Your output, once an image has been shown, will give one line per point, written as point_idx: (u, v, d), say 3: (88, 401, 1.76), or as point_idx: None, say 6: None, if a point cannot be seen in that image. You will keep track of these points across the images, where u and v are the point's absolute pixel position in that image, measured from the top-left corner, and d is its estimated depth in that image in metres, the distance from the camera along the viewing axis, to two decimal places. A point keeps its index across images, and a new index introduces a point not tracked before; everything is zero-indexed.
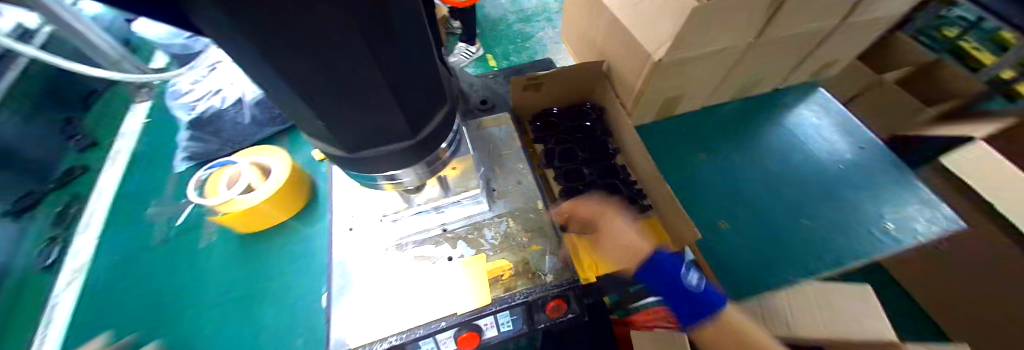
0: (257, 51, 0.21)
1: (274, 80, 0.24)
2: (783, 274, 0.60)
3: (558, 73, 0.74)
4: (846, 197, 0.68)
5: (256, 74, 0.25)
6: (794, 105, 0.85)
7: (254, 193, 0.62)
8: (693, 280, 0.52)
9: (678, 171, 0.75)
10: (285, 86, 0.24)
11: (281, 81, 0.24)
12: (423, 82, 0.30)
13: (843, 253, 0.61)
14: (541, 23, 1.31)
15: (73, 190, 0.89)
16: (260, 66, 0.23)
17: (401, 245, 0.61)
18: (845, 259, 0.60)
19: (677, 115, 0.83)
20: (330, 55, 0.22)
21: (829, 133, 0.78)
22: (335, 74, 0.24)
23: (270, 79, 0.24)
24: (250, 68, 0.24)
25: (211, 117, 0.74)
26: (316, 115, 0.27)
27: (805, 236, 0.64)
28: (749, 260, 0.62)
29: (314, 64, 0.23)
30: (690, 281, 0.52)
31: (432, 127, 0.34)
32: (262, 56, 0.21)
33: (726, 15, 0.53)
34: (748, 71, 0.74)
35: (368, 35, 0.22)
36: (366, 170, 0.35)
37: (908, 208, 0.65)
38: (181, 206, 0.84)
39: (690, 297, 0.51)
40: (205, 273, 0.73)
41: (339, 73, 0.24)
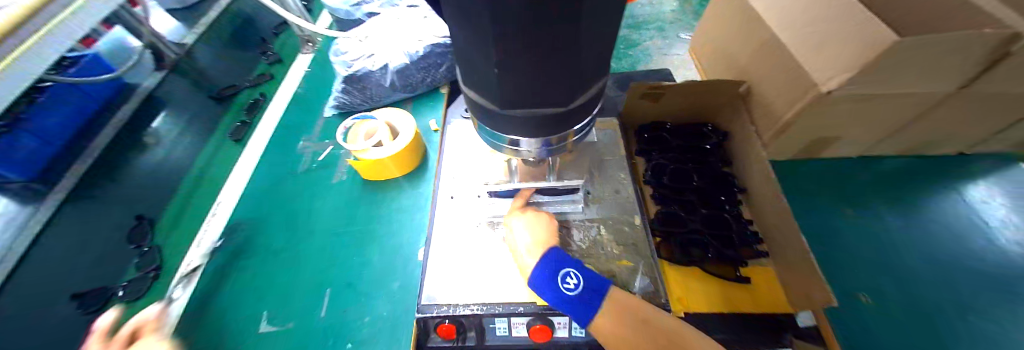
0: (484, 12, 0.24)
1: (478, 35, 0.26)
2: None
3: (689, 87, 0.69)
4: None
5: (464, 30, 0.27)
6: (981, 174, 0.68)
7: (381, 148, 0.69)
8: (573, 283, 0.49)
9: (811, 220, 0.65)
10: (487, 39, 0.26)
11: (488, 36, 0.26)
12: (593, 56, 0.30)
13: None
14: (651, 32, 1.24)
15: (261, 91, 1.09)
16: (471, 12, 0.24)
17: (494, 223, 0.64)
18: None
19: (817, 158, 0.72)
20: (544, 19, 0.23)
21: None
22: (536, 37, 0.25)
23: (472, 23, 0.26)
24: (461, 23, 0.27)
25: (360, 77, 0.84)
26: (496, 67, 0.29)
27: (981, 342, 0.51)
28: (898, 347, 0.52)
29: (524, 24, 0.24)
30: (567, 286, 0.49)
31: (584, 98, 0.34)
32: (482, 2, 0.23)
33: (939, 53, 0.44)
34: (932, 126, 0.61)
35: (581, 1, 0.23)
36: (504, 129, 0.37)
37: None
38: (324, 145, 0.90)
39: (576, 302, 0.48)
40: (330, 204, 0.77)
41: (536, 30, 0.25)
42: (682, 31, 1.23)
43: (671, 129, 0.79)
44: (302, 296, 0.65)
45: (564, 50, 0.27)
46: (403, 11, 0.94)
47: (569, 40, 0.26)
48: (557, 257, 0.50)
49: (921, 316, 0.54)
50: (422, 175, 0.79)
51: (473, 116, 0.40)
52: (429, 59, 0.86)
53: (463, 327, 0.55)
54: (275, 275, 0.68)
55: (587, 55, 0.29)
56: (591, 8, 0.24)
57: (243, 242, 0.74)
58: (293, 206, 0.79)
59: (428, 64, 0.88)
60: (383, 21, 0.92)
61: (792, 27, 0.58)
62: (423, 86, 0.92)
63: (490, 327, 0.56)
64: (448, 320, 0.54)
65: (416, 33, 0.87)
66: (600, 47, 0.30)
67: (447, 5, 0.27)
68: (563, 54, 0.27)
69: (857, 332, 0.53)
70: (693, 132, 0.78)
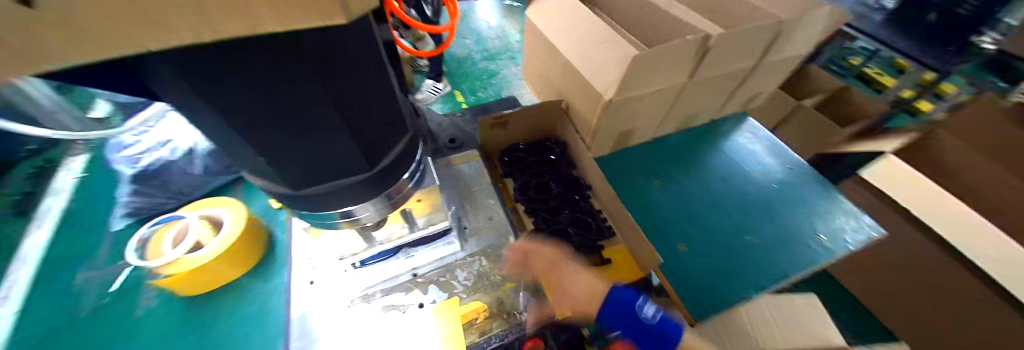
0: (216, 101, 0.23)
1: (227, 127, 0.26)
2: (740, 288, 0.65)
3: (523, 112, 0.78)
4: (785, 215, 0.76)
5: (213, 125, 0.26)
6: (730, 131, 0.94)
7: (204, 249, 0.58)
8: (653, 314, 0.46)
9: (636, 196, 0.80)
10: (240, 129, 0.26)
11: (237, 125, 0.26)
12: (376, 122, 0.31)
13: (789, 266, 0.68)
14: (505, 61, 1.36)
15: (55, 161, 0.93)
16: (206, 113, 0.24)
17: (366, 295, 0.58)
18: (791, 270, 0.67)
19: (630, 146, 0.89)
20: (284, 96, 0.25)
21: (767, 157, 0.88)
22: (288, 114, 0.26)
23: (217, 123, 0.25)
24: (207, 121, 0.26)
25: (155, 171, 0.71)
26: (260, 151, 0.28)
27: (755, 250, 0.70)
28: (702, 272, 0.67)
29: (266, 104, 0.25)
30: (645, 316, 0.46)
31: (390, 160, 0.35)
32: (217, 101, 0.23)
33: (662, 59, 0.60)
34: (689, 105, 0.82)
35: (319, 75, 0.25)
36: (315, 208, 0.36)
37: (831, 219, 0.75)
38: (118, 268, 0.74)
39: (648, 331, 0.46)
40: (128, 349, 0.63)
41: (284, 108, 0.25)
42: None
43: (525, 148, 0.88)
44: None
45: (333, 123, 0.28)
46: None
47: (330, 116, 0.28)
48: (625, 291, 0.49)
49: (723, 248, 0.70)
50: (274, 265, 0.70)
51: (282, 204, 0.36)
52: None
53: None
54: None
55: (366, 123, 0.31)
56: (336, 84, 0.26)
57: None
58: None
59: None
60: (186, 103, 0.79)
61: (577, 54, 0.71)
62: None
63: None
64: None
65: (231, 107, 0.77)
66: (378, 111, 0.31)
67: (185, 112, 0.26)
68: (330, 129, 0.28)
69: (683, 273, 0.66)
70: (541, 147, 0.87)
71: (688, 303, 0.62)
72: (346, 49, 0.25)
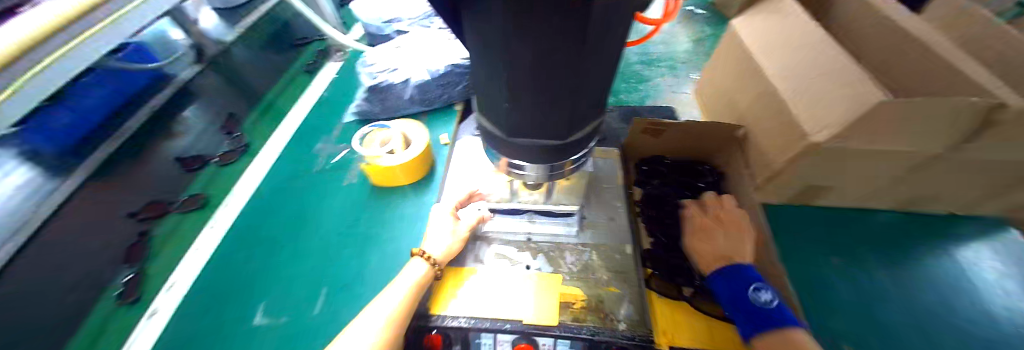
0: (500, 41, 0.27)
1: (492, 64, 0.30)
2: None
3: (688, 127, 0.72)
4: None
5: (481, 61, 0.31)
6: (986, 241, 0.68)
7: (394, 156, 0.73)
8: (765, 298, 0.51)
9: (806, 271, 0.66)
10: (501, 71, 0.30)
11: (502, 68, 0.30)
12: (591, 94, 0.33)
13: None
14: (662, 69, 1.26)
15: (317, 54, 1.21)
16: (488, 50, 0.29)
17: (490, 237, 0.66)
18: None
19: (810, 207, 0.74)
20: (552, 53, 0.27)
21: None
22: (542, 69, 0.28)
23: (491, 63, 0.30)
24: (484, 57, 0.31)
25: (381, 89, 0.90)
26: (506, 99, 0.33)
27: None
28: None
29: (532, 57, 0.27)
30: (759, 298, 0.51)
31: (582, 136, 0.38)
32: (499, 42, 0.27)
33: (923, 119, 0.47)
34: (923, 186, 0.63)
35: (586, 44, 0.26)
36: (508, 154, 0.41)
37: None
38: (338, 148, 0.93)
39: (760, 311, 0.50)
40: (324, 208, 0.79)
41: (541, 64, 0.28)
42: (691, 71, 1.25)
43: (670, 163, 0.81)
44: (299, 294, 0.66)
45: (567, 92, 0.31)
46: (431, 32, 1.01)
47: (567, 85, 0.30)
48: (747, 273, 0.54)
49: None
50: (427, 183, 0.81)
51: (484, 141, 0.44)
52: (449, 77, 0.91)
53: (450, 339, 0.54)
54: (276, 268, 0.70)
55: (586, 95, 0.33)
56: (592, 54, 0.28)
57: (253, 245, 0.74)
58: (287, 212, 0.79)
59: (447, 81, 0.92)
60: (407, 39, 0.98)
61: (787, 81, 0.61)
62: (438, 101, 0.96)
63: (476, 343, 0.55)
64: (437, 330, 0.54)
65: (449, 52, 0.92)
66: (597, 84, 0.33)
67: (471, 44, 0.31)
68: (563, 92, 0.31)
69: None
70: (692, 171, 0.79)
71: None
72: (614, 23, 0.26)
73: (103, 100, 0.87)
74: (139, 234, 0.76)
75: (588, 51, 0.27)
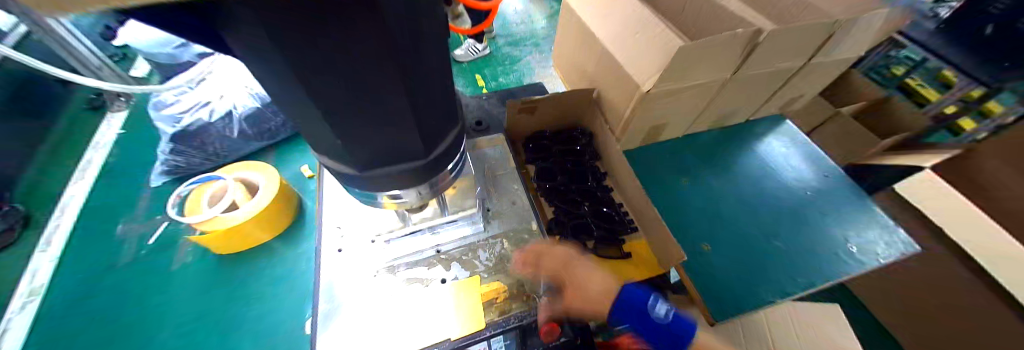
0: (291, 61, 0.22)
1: (305, 101, 0.26)
2: (763, 294, 0.63)
3: (554, 97, 0.76)
4: (817, 223, 0.72)
5: (291, 99, 0.26)
6: (763, 132, 0.91)
7: (241, 208, 0.60)
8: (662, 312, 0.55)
9: (661, 192, 0.79)
10: (314, 101, 0.26)
11: (312, 97, 0.25)
12: (434, 102, 0.31)
13: (819, 276, 0.65)
14: (528, 48, 1.32)
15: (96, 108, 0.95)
16: (288, 82, 0.24)
17: (393, 267, 0.60)
18: (820, 280, 0.65)
19: (661, 141, 0.87)
20: (359, 59, 0.23)
21: (801, 162, 0.84)
22: (357, 78, 0.25)
23: (302, 97, 0.25)
24: (293, 97, 0.26)
25: (196, 131, 0.72)
26: (335, 132, 0.28)
27: (778, 255, 0.68)
28: (730, 278, 0.65)
29: (334, 66, 0.23)
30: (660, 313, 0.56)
31: (445, 146, 0.36)
32: (292, 68, 0.23)
33: (707, 56, 0.58)
34: (725, 105, 0.80)
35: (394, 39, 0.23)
36: (375, 188, 0.36)
37: (868, 231, 0.70)
38: (152, 225, 0.87)
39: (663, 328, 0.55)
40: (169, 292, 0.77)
41: (356, 76, 0.24)
42: (550, 44, 1.33)
43: (549, 135, 0.86)
44: None
45: (400, 105, 0.28)
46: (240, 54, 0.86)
47: (396, 95, 0.27)
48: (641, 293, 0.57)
49: (745, 251, 0.69)
50: (303, 228, 0.70)
51: (342, 183, 0.38)
52: None
53: None
54: None
55: (424, 98, 0.30)
56: (407, 53, 0.25)
57: None
58: None
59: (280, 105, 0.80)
60: (219, 66, 0.81)
61: (613, 42, 0.70)
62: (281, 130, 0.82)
63: None
64: None
65: None
66: (433, 90, 0.30)
67: (269, 84, 0.26)
68: (397, 105, 0.28)
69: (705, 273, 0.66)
70: (567, 137, 0.86)
71: (705, 301, 0.62)
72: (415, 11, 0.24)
73: None
74: None
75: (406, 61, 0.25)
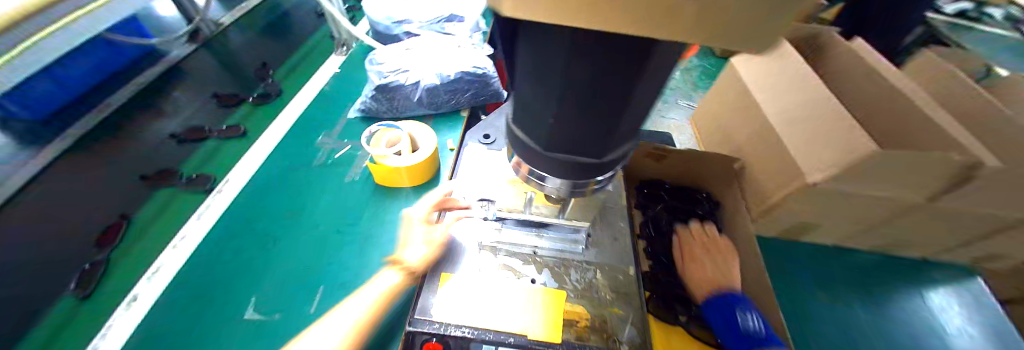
0: (564, 60, 0.27)
1: (547, 85, 0.31)
2: None
3: (688, 154, 0.75)
4: None
5: (534, 80, 0.32)
6: (941, 281, 0.75)
7: (402, 158, 0.73)
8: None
9: (785, 294, 0.70)
10: (553, 89, 0.31)
11: (555, 85, 0.30)
12: (633, 115, 0.34)
13: None
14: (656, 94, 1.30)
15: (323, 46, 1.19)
16: (546, 68, 0.30)
17: (495, 248, 0.66)
18: None
19: (798, 241, 0.78)
20: (615, 74, 0.27)
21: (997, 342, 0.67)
22: (600, 88, 0.29)
23: (547, 81, 0.31)
24: (537, 79, 0.32)
25: (391, 89, 0.89)
26: (551, 114, 0.34)
27: None
28: None
29: (593, 76, 0.28)
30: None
31: (615, 156, 0.39)
32: (560, 63, 0.28)
33: (905, 169, 0.51)
34: (897, 230, 0.68)
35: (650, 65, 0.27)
36: (539, 167, 0.42)
37: None
38: (342, 143, 0.89)
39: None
40: (325, 207, 0.76)
41: (602, 83, 0.29)
42: (685, 99, 1.29)
43: (669, 188, 0.84)
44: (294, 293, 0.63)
45: (614, 111, 0.32)
46: (442, 37, 1.00)
47: (618, 104, 0.31)
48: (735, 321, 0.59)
49: None
50: (431, 188, 0.80)
51: (514, 151, 0.44)
52: (459, 83, 0.91)
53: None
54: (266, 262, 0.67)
55: (631, 113, 0.33)
56: (650, 76, 0.28)
57: (243, 237, 0.70)
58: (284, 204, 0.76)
59: (456, 88, 0.91)
60: (418, 41, 0.98)
61: (782, 122, 0.66)
62: (447, 106, 0.96)
63: None
64: (437, 338, 0.54)
65: (462, 59, 0.92)
66: (640, 109, 0.34)
67: (523, 63, 0.32)
68: (613, 111, 0.31)
69: None
70: (688, 197, 0.83)
71: None
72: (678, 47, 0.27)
73: (81, 74, 0.91)
74: (120, 215, 0.74)
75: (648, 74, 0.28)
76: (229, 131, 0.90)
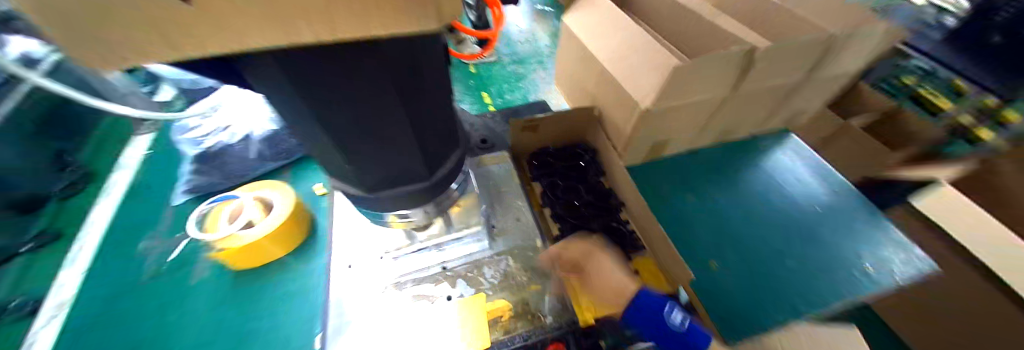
0: (305, 97, 0.26)
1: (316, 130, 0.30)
2: (776, 314, 0.62)
3: (556, 117, 0.79)
4: (830, 240, 0.71)
5: (300, 124, 0.30)
6: (768, 147, 0.90)
7: (256, 228, 0.64)
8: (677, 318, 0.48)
9: (666, 207, 0.79)
10: (322, 127, 0.29)
11: (319, 124, 0.29)
12: (429, 127, 0.35)
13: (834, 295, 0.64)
14: (534, 65, 1.34)
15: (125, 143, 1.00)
16: (299, 111, 0.28)
17: (400, 284, 0.61)
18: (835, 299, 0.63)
19: (664, 156, 0.88)
20: (364, 93, 0.27)
21: (810, 177, 0.83)
22: (364, 109, 0.28)
23: (309, 121, 0.29)
24: (301, 123, 0.30)
25: (216, 152, 0.76)
26: (343, 157, 0.32)
27: (795, 275, 0.67)
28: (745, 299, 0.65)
29: (348, 101, 0.27)
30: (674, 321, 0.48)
31: (444, 170, 0.40)
32: (304, 100, 0.27)
33: (702, 72, 0.60)
34: (725, 120, 0.81)
35: (398, 74, 0.27)
36: (382, 208, 0.40)
37: (883, 247, 0.69)
38: (176, 240, 0.79)
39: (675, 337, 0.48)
40: (170, 326, 0.67)
41: (362, 105, 0.28)
42: (554, 62, 1.35)
43: (552, 151, 0.88)
44: None
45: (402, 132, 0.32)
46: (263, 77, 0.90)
47: (399, 118, 0.31)
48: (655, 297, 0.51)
49: (757, 271, 0.68)
50: (307, 248, 0.74)
51: (355, 204, 0.42)
52: (299, 120, 0.83)
53: None
54: None
55: (427, 123, 0.34)
56: (406, 86, 0.29)
57: None
58: (125, 342, 0.65)
59: (298, 126, 0.84)
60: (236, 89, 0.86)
61: (613, 61, 0.72)
62: (298, 148, 0.86)
63: None
64: None
65: None
66: (434, 110, 0.34)
67: (281, 108, 0.30)
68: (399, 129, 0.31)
69: (716, 297, 0.65)
70: (571, 153, 0.88)
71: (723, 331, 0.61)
72: (417, 46, 0.28)
73: None
74: None
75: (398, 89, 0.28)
76: (37, 240, 0.79)
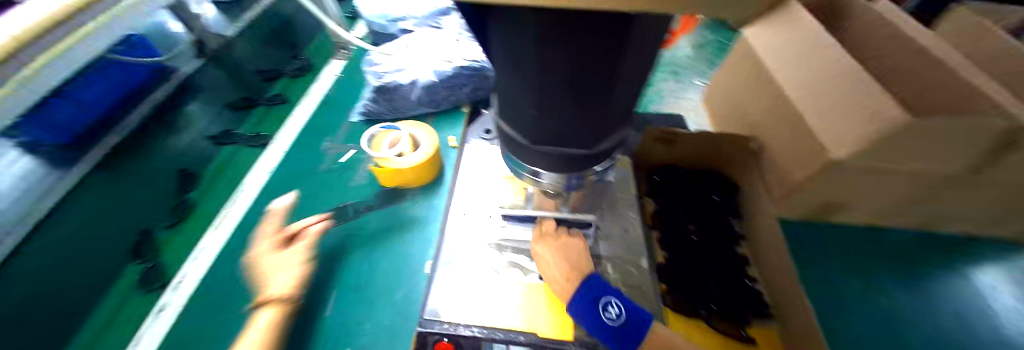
0: (537, 51, 0.27)
1: (527, 80, 0.30)
2: None
3: (700, 136, 0.71)
4: None
5: (513, 71, 0.31)
6: (984, 256, 0.69)
7: (405, 158, 0.73)
8: None
9: (812, 279, 0.67)
10: (532, 81, 0.30)
11: (534, 77, 0.29)
12: (618, 102, 0.33)
13: None
14: (666, 75, 1.23)
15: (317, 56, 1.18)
16: (521, 62, 0.29)
17: (501, 245, 0.64)
18: None
19: (823, 220, 0.73)
20: (591, 60, 0.26)
21: None
22: (582, 76, 0.28)
23: (524, 71, 0.30)
24: (515, 70, 0.31)
25: (390, 89, 0.88)
26: (534, 106, 0.33)
27: None
28: None
29: (572, 66, 0.27)
30: None
31: (608, 143, 0.39)
32: (535, 53, 0.27)
33: (943, 136, 0.47)
34: (931, 205, 0.64)
35: (629, 49, 0.26)
36: (530, 161, 0.41)
37: None
38: (347, 148, 0.90)
39: None
40: (331, 210, 0.77)
41: (581, 71, 0.28)
42: (696, 78, 1.23)
43: (680, 171, 0.81)
44: (310, 292, 0.65)
45: (597, 100, 0.31)
46: (439, 32, 0.99)
47: (601, 91, 0.30)
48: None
49: None
50: (436, 187, 0.79)
51: (504, 146, 0.43)
52: (457, 79, 0.90)
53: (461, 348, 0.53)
54: None
55: (618, 102, 0.33)
56: (629, 60, 0.27)
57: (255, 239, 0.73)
58: (292, 208, 0.78)
59: (454, 83, 0.90)
60: (417, 39, 0.97)
61: (804, 94, 0.61)
62: (447, 103, 0.94)
63: None
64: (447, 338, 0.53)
65: (457, 53, 0.91)
66: (628, 91, 0.33)
67: (499, 54, 0.31)
68: (596, 99, 0.31)
69: None
70: (703, 182, 0.79)
71: None
72: (656, 27, 0.26)
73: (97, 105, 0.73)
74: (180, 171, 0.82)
75: (624, 54, 0.27)
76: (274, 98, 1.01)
